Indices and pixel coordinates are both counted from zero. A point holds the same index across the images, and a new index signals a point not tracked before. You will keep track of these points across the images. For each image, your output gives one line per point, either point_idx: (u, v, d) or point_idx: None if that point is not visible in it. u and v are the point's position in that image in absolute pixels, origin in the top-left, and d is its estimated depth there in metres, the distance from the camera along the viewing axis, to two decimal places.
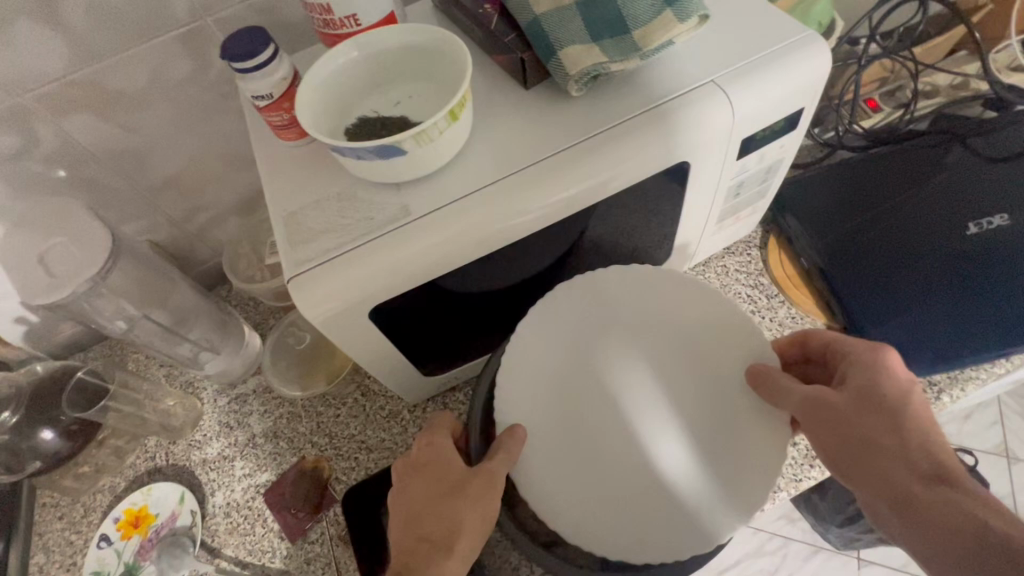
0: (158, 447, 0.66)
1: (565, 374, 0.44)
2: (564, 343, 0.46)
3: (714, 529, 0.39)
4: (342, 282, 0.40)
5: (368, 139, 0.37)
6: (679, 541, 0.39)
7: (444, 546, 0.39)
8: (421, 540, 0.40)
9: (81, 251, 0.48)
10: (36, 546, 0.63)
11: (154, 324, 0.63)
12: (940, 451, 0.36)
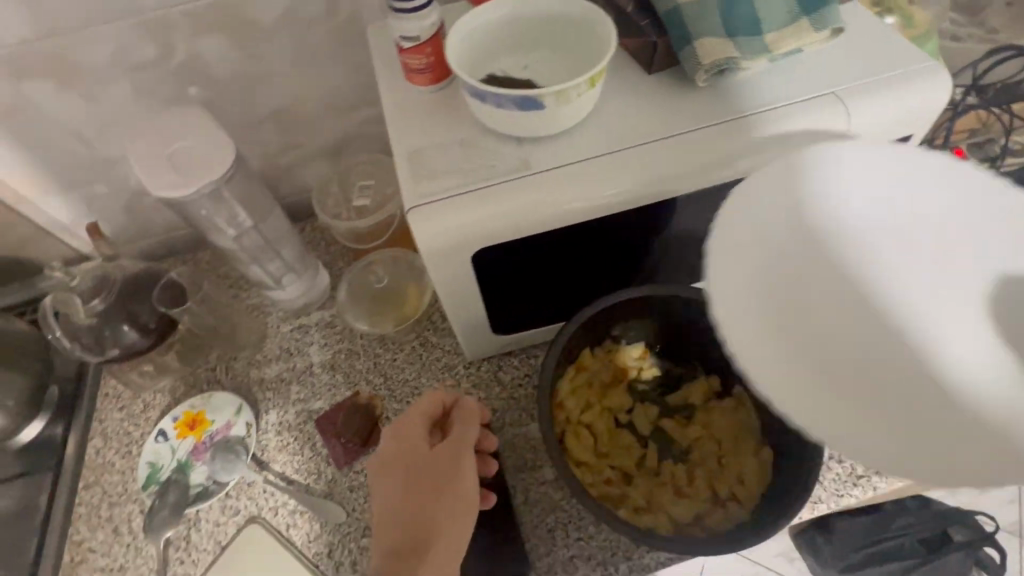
0: (220, 360, 0.69)
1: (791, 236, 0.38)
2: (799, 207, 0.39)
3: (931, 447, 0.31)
4: (459, 220, 0.42)
5: (513, 89, 0.40)
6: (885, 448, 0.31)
7: (425, 548, 0.46)
8: (403, 541, 0.47)
9: (207, 153, 0.52)
10: (94, 430, 0.66)
11: (259, 237, 0.63)
12: None
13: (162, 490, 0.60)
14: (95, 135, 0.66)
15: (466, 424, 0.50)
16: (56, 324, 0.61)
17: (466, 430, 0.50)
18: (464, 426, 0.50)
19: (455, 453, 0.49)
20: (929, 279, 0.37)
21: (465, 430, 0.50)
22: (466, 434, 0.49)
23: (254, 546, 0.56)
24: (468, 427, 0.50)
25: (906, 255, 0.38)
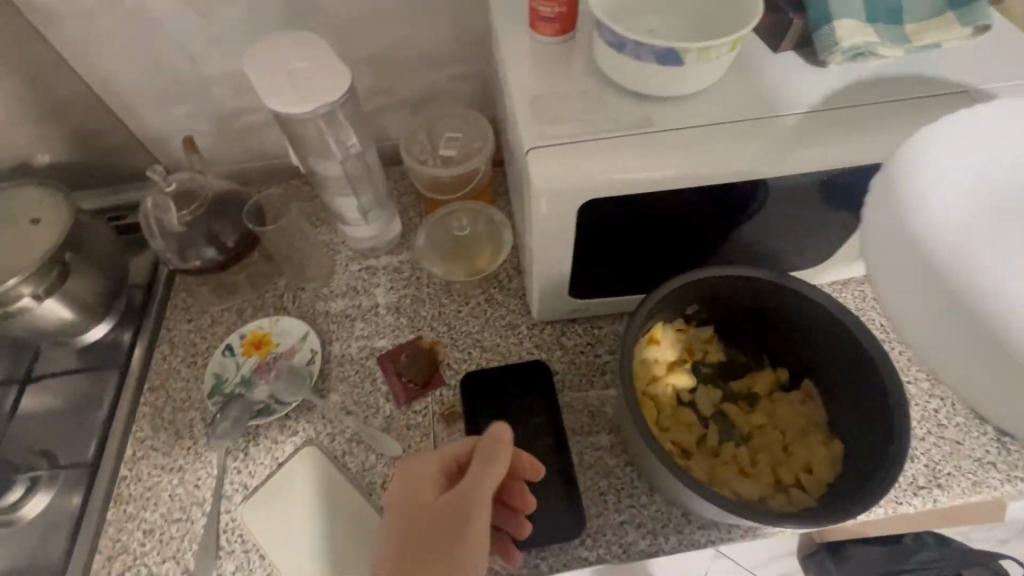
0: (288, 288, 0.71)
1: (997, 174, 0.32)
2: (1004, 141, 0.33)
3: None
4: (577, 166, 0.43)
5: (658, 40, 0.41)
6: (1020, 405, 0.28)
7: None
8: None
9: (324, 75, 0.53)
10: (161, 338, 0.68)
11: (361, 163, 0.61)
12: None
13: (225, 401, 0.61)
14: (203, 53, 0.67)
15: (490, 457, 0.45)
16: (154, 229, 0.63)
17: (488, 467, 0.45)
18: (485, 458, 0.45)
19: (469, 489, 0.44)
20: None
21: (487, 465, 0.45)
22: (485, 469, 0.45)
23: (309, 467, 0.57)
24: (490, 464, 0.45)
25: None
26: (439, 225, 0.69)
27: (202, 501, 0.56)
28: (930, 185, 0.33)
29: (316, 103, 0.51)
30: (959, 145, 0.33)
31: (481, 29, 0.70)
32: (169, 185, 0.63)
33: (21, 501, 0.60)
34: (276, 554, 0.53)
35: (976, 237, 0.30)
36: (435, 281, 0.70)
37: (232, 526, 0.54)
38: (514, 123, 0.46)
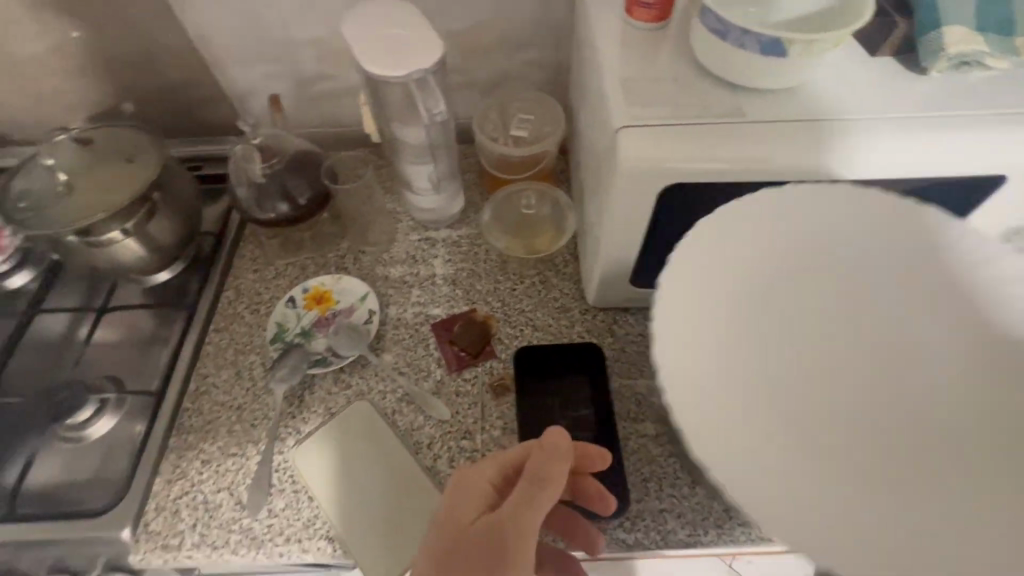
0: (349, 251, 0.73)
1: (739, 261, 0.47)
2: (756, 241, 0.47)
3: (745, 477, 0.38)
4: (666, 148, 0.43)
5: (764, 29, 0.41)
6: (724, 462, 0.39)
7: None
8: None
9: (418, 43, 0.54)
10: (228, 284, 0.71)
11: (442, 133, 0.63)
12: None
13: (285, 349, 0.63)
14: (296, 17, 0.70)
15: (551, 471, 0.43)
16: (237, 176, 0.66)
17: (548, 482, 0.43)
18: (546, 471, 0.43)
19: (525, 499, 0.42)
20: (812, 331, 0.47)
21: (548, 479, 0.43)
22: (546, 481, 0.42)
23: (360, 421, 0.58)
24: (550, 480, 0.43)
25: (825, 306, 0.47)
26: (503, 204, 0.70)
27: (257, 440, 0.58)
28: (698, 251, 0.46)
29: (411, 69, 0.53)
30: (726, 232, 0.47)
31: (564, 16, 0.71)
32: (257, 137, 0.67)
33: (89, 422, 0.63)
34: (323, 498, 0.54)
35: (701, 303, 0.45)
36: (492, 257, 0.71)
37: (283, 466, 0.57)
38: (603, 104, 0.47)
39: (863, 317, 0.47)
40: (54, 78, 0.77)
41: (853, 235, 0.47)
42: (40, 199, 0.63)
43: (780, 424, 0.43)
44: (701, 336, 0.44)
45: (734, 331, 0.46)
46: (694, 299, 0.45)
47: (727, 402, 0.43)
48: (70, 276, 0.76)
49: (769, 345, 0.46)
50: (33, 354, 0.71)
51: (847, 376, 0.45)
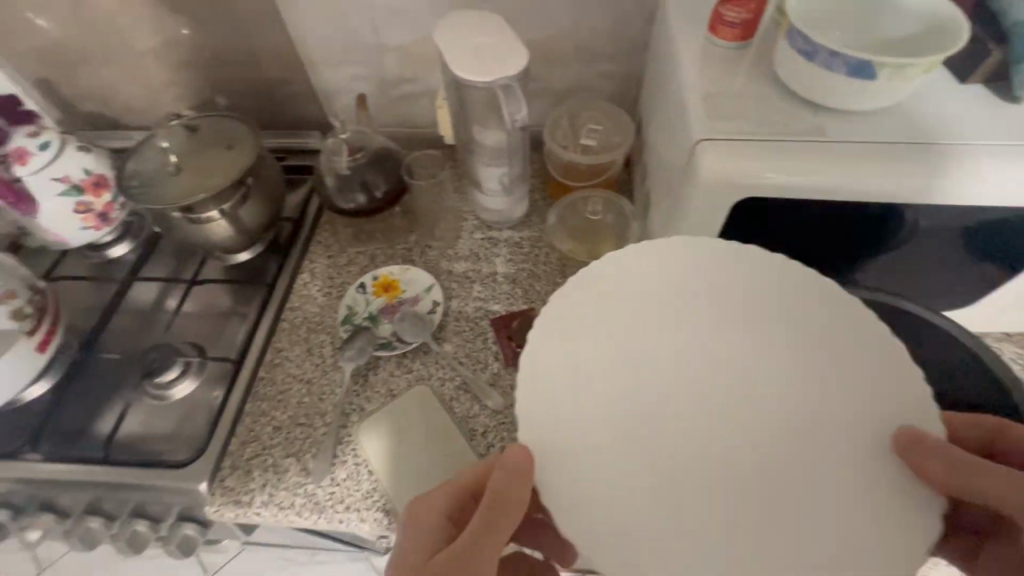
0: (416, 244, 0.77)
1: (647, 287, 0.42)
2: (668, 269, 0.42)
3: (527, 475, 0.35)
4: (745, 162, 0.45)
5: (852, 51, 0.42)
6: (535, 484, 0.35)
7: None
8: None
9: (509, 53, 0.58)
10: (304, 267, 0.76)
11: (517, 138, 0.66)
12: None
13: (354, 331, 0.67)
14: (387, 23, 0.75)
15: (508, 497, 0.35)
16: (324, 167, 0.71)
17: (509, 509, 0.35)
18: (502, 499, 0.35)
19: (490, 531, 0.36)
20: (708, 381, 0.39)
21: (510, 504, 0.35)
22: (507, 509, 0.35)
23: (416, 403, 0.62)
24: (512, 507, 0.36)
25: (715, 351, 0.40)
26: (567, 209, 0.72)
27: (323, 413, 0.62)
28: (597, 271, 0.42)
29: (499, 76, 0.56)
30: (635, 257, 0.42)
31: (641, 31, 0.73)
32: (344, 132, 0.71)
33: (173, 382, 0.68)
34: (382, 472, 0.57)
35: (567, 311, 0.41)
36: (552, 260, 0.73)
37: (346, 440, 0.60)
38: (683, 116, 0.49)
39: (651, 340, 0.40)
40: (167, 71, 0.85)
41: (672, 293, 0.41)
42: (153, 177, 0.69)
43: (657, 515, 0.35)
44: (568, 419, 0.38)
45: (613, 383, 0.39)
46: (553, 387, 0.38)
47: (595, 466, 0.36)
48: (164, 249, 0.83)
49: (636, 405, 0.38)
50: (127, 316, 0.77)
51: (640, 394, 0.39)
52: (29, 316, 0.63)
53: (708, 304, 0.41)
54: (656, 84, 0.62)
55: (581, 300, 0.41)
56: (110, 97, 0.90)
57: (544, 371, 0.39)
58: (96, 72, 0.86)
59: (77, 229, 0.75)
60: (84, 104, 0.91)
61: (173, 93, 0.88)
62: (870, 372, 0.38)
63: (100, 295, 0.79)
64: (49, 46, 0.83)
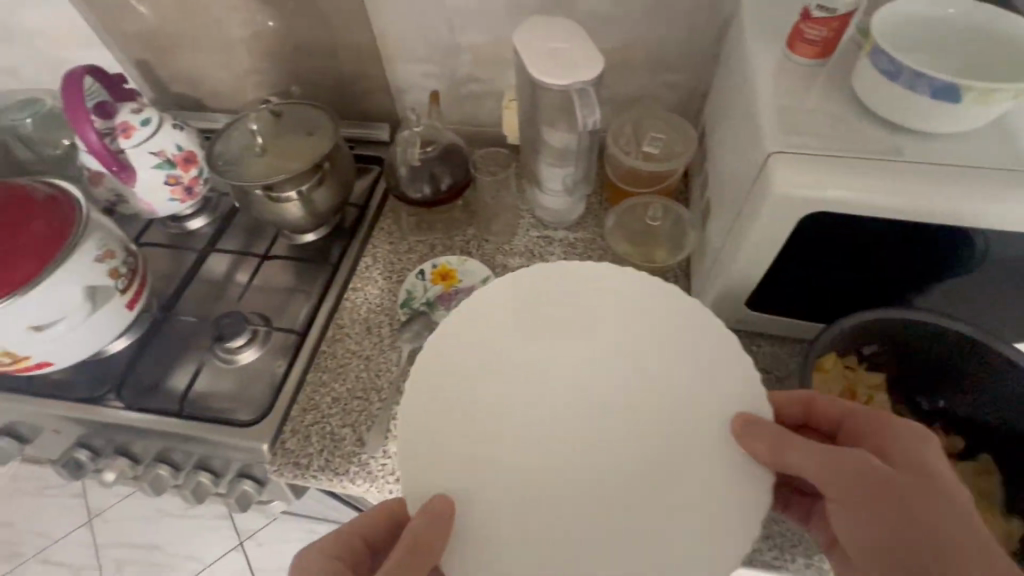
0: (474, 237, 0.80)
1: (626, 301, 0.55)
2: (650, 294, 0.55)
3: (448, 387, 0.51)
4: (821, 177, 0.45)
5: (938, 75, 0.43)
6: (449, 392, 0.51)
7: None
8: None
9: (588, 58, 0.60)
10: (367, 251, 0.80)
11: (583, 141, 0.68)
12: (877, 485, 0.40)
13: (412, 315, 0.71)
14: (463, 25, 0.79)
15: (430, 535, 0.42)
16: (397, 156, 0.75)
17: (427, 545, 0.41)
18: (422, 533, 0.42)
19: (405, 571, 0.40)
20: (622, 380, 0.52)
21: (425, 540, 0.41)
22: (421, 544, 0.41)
23: None
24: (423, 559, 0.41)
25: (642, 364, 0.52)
26: (625, 214, 0.74)
27: (379, 389, 0.66)
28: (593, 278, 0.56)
29: (576, 80, 0.58)
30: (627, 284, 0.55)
31: (713, 44, 0.74)
32: (419, 124, 0.75)
33: (239, 349, 0.72)
34: None
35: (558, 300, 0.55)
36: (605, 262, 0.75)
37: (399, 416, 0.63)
38: (756, 129, 0.50)
39: (562, 343, 0.54)
40: (253, 59, 0.91)
41: (627, 323, 0.54)
42: (239, 156, 0.75)
43: (478, 444, 0.49)
44: (478, 358, 0.53)
45: (535, 365, 0.53)
46: (488, 337, 0.54)
47: (476, 394, 0.52)
48: (238, 225, 0.89)
49: (522, 381, 0.52)
50: (203, 284, 0.83)
51: (528, 374, 0.53)
52: (123, 276, 0.68)
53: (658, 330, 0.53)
54: (725, 98, 0.63)
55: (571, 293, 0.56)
56: (200, 80, 0.96)
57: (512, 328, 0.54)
58: (190, 57, 0.93)
59: (166, 200, 0.81)
60: (176, 86, 0.98)
61: (257, 80, 0.94)
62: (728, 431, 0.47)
63: (179, 263, 0.85)
64: (152, 31, 0.89)
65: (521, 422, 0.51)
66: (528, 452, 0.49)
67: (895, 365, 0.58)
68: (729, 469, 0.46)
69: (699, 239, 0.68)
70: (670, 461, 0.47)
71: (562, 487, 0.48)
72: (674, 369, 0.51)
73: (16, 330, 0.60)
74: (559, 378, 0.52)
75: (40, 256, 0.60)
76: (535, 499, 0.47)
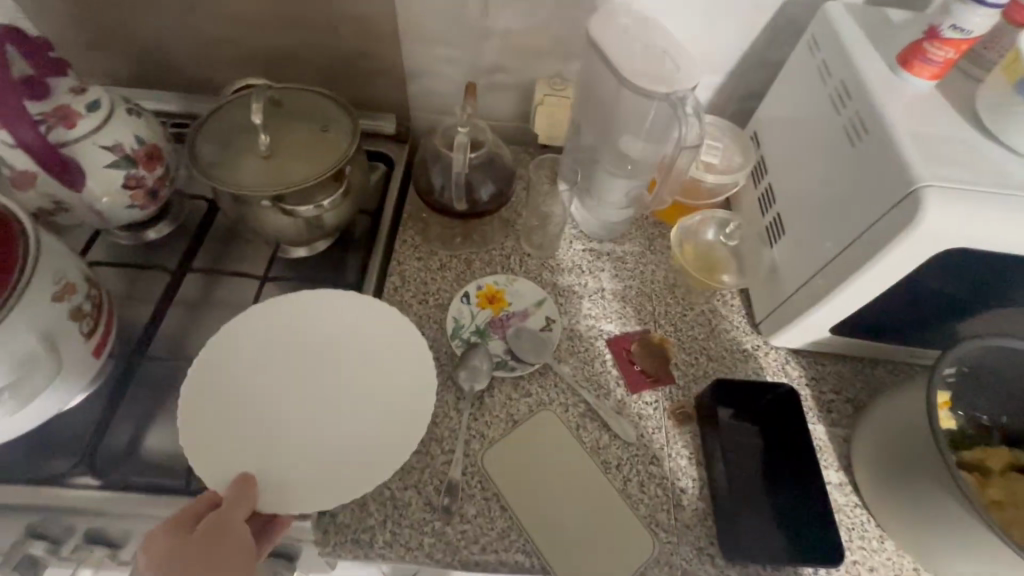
0: (513, 250, 0.71)
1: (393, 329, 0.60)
2: (407, 331, 0.59)
3: (238, 344, 0.58)
4: (970, 211, 0.43)
5: None
6: (244, 348, 0.58)
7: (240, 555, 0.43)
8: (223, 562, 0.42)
9: (686, 69, 0.56)
10: (391, 269, 0.68)
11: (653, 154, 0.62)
12: None
13: (465, 348, 0.62)
14: (496, 6, 0.67)
15: (235, 499, 0.46)
16: (440, 160, 0.64)
17: (228, 509, 0.45)
18: (227, 503, 0.46)
19: (208, 540, 0.42)
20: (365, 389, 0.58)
21: (229, 506, 0.46)
22: (224, 509, 0.45)
23: (547, 431, 0.57)
24: (245, 501, 0.47)
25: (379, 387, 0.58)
26: (688, 232, 0.72)
27: (441, 440, 0.57)
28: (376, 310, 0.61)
29: (679, 88, 0.55)
30: (394, 325, 0.60)
31: (767, 49, 0.70)
32: (466, 125, 0.64)
33: None
34: (520, 512, 0.53)
35: (346, 314, 0.61)
36: (660, 278, 0.70)
37: (472, 470, 0.55)
38: (891, 155, 0.47)
39: (337, 339, 0.60)
40: (221, 28, 0.73)
41: (416, 345, 0.59)
42: (235, 154, 0.59)
43: (276, 429, 0.55)
44: (286, 344, 0.60)
45: (331, 355, 0.60)
46: (265, 341, 0.59)
47: (264, 368, 0.58)
48: (216, 236, 0.72)
49: (311, 375, 0.58)
50: (178, 313, 0.66)
51: (314, 371, 0.59)
52: (86, 316, 0.52)
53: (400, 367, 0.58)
54: (805, 112, 0.60)
55: (354, 311, 0.61)
56: (144, 50, 0.76)
57: (299, 321, 0.61)
58: (132, 20, 0.73)
59: (124, 208, 0.64)
60: (109, 55, 0.77)
61: (223, 54, 0.76)
62: (396, 435, 0.54)
63: (144, 287, 0.67)
64: None
65: (311, 406, 0.57)
66: (324, 435, 0.55)
67: (970, 389, 0.59)
68: (387, 439, 0.54)
69: (769, 257, 0.64)
70: (395, 434, 0.54)
71: (327, 454, 0.54)
72: (407, 392, 0.57)
73: None
74: (344, 367, 0.59)
75: None
76: (298, 458, 0.53)
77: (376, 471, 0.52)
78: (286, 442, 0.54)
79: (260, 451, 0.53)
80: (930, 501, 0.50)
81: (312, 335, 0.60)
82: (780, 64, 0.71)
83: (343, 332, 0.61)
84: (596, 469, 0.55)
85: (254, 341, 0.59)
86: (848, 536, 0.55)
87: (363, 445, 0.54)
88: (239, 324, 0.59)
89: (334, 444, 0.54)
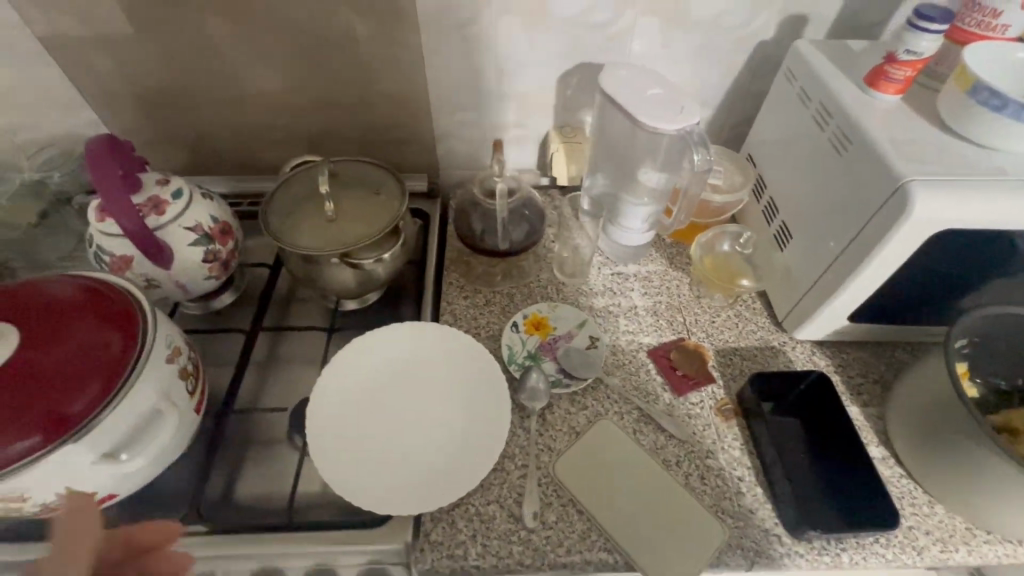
0: (548, 281, 0.78)
1: (463, 359, 0.68)
2: (477, 357, 0.67)
3: (330, 380, 0.65)
4: (955, 196, 0.51)
5: None
6: (335, 384, 0.65)
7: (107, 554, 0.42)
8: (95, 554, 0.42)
9: (689, 104, 0.65)
10: (442, 310, 0.75)
11: None
12: None
13: (523, 371, 0.68)
14: (511, 71, 0.78)
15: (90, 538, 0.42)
16: (478, 207, 0.72)
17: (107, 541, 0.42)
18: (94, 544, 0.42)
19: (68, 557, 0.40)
20: (441, 414, 0.64)
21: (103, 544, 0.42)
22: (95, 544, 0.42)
23: (606, 438, 0.62)
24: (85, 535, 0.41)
25: (453, 410, 0.64)
26: (704, 248, 0.80)
27: (513, 456, 0.62)
28: (447, 342, 0.69)
29: (687, 123, 0.64)
30: (465, 355, 0.68)
31: (747, 82, 0.80)
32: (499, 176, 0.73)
33: None
34: (596, 512, 0.57)
35: (420, 350, 0.69)
36: (685, 291, 0.77)
37: (546, 480, 0.60)
38: (874, 158, 0.55)
39: (408, 372, 0.68)
40: (269, 114, 0.83)
41: (484, 368, 0.66)
42: (302, 222, 0.68)
43: (366, 456, 0.61)
44: (369, 379, 0.67)
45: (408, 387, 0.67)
46: (347, 377, 0.66)
47: (355, 400, 0.65)
48: (278, 297, 0.79)
49: (389, 401, 0.65)
50: (253, 370, 0.72)
51: (390, 400, 0.65)
52: (190, 375, 0.58)
53: (471, 390, 0.65)
54: (792, 131, 0.69)
55: (427, 347, 0.69)
56: (200, 139, 0.86)
57: (379, 360, 0.68)
58: (190, 114, 0.83)
59: (202, 278, 0.71)
60: (169, 147, 0.87)
61: (271, 137, 0.86)
62: (477, 452, 0.60)
63: (221, 348, 0.74)
64: (145, 87, 0.79)
65: (396, 435, 0.63)
66: (406, 458, 0.61)
67: (984, 360, 0.64)
68: (468, 456, 0.60)
69: (781, 260, 0.72)
70: (474, 450, 0.60)
71: (415, 475, 0.59)
72: (481, 412, 0.63)
73: (87, 466, 0.49)
74: (417, 394, 0.66)
75: (106, 369, 0.50)
76: (392, 479, 0.59)
77: (462, 483, 0.58)
78: (377, 460, 0.61)
79: (357, 478, 0.59)
80: (968, 461, 0.55)
81: (391, 370, 0.68)
82: (761, 93, 0.82)
83: (414, 363, 0.68)
84: (659, 465, 0.60)
85: (343, 376, 0.66)
86: (902, 505, 0.59)
87: (444, 462, 0.60)
88: (328, 366, 0.66)
89: (417, 465, 0.60)
